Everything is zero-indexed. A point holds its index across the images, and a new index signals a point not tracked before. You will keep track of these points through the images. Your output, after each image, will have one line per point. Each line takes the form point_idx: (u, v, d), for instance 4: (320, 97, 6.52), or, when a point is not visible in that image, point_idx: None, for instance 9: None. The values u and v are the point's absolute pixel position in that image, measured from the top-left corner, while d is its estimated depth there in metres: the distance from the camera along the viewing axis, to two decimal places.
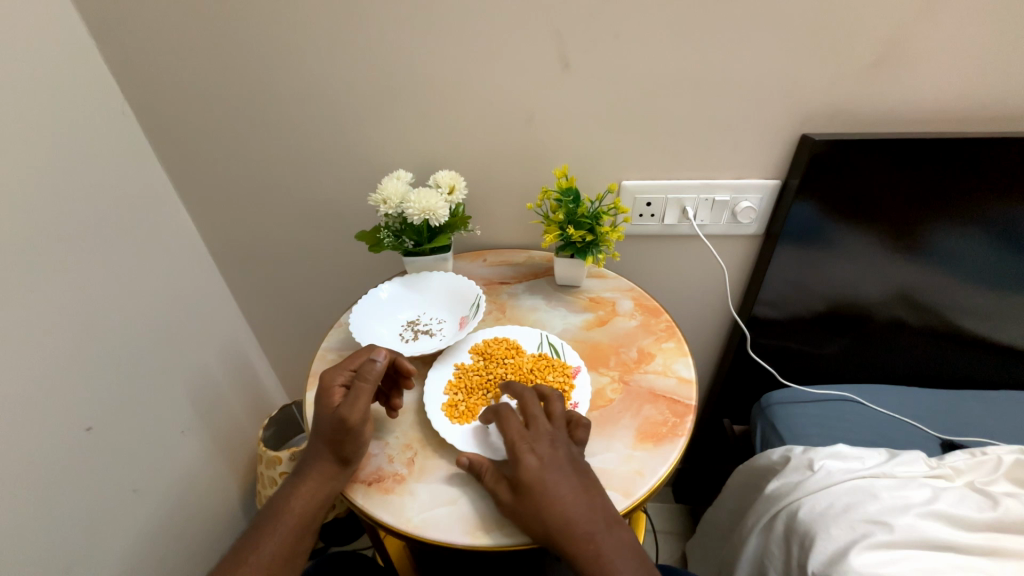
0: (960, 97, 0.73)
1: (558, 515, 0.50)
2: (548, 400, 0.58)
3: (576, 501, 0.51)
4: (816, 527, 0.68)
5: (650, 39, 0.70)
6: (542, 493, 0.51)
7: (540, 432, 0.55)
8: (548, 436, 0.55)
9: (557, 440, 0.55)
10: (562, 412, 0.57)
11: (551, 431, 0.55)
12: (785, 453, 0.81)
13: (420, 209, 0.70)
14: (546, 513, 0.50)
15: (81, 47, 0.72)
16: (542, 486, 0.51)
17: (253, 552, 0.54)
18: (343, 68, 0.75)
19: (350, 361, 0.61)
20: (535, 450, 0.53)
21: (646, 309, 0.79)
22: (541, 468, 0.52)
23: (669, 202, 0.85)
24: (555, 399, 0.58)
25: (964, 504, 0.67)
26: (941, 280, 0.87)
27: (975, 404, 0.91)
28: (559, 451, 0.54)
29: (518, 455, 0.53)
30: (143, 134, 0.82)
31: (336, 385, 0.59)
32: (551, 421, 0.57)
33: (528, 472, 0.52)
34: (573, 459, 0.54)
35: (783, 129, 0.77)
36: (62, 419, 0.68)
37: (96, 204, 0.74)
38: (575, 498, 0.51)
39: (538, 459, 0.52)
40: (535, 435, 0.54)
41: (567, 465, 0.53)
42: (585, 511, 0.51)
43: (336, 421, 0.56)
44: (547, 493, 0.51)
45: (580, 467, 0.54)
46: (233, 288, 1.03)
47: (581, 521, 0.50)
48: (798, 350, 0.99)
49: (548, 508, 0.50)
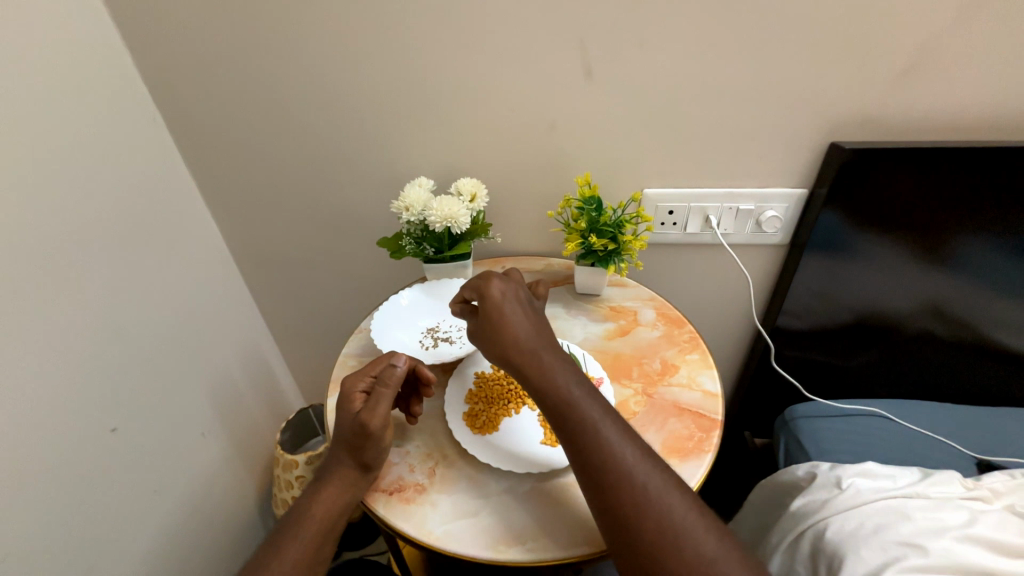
0: (999, 105, 0.70)
1: (517, 345, 0.55)
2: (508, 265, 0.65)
3: (532, 334, 0.56)
4: (845, 548, 0.66)
5: (674, 47, 0.69)
6: (503, 325, 0.56)
7: (500, 279, 0.60)
8: (508, 282, 0.60)
9: (516, 287, 0.60)
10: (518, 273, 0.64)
11: (511, 280, 0.61)
12: (811, 470, 0.79)
13: (442, 216, 0.70)
14: (506, 340, 0.56)
15: (118, 59, 0.75)
16: (502, 318, 0.56)
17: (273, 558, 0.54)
18: (367, 76, 0.76)
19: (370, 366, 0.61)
20: (497, 288, 0.59)
21: (668, 320, 0.77)
22: (502, 302, 0.58)
23: (692, 211, 0.83)
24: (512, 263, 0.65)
25: (1005, 528, 0.64)
26: (976, 292, 0.84)
27: (1013, 422, 0.87)
28: (516, 294, 0.59)
29: (482, 293, 0.59)
30: (172, 141, 0.85)
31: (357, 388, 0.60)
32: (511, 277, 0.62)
33: (490, 306, 0.57)
34: (527, 302, 0.60)
35: (810, 137, 0.75)
36: (88, 418, 0.69)
37: (126, 209, 0.76)
38: (531, 331, 0.56)
39: (499, 296, 0.58)
40: (497, 279, 0.60)
41: (524, 307, 0.59)
42: (541, 344, 0.56)
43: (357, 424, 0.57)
44: (506, 323, 0.56)
45: (534, 310, 0.59)
46: (254, 292, 1.05)
47: (537, 352, 0.55)
48: (824, 363, 0.97)
49: (509, 338, 0.55)
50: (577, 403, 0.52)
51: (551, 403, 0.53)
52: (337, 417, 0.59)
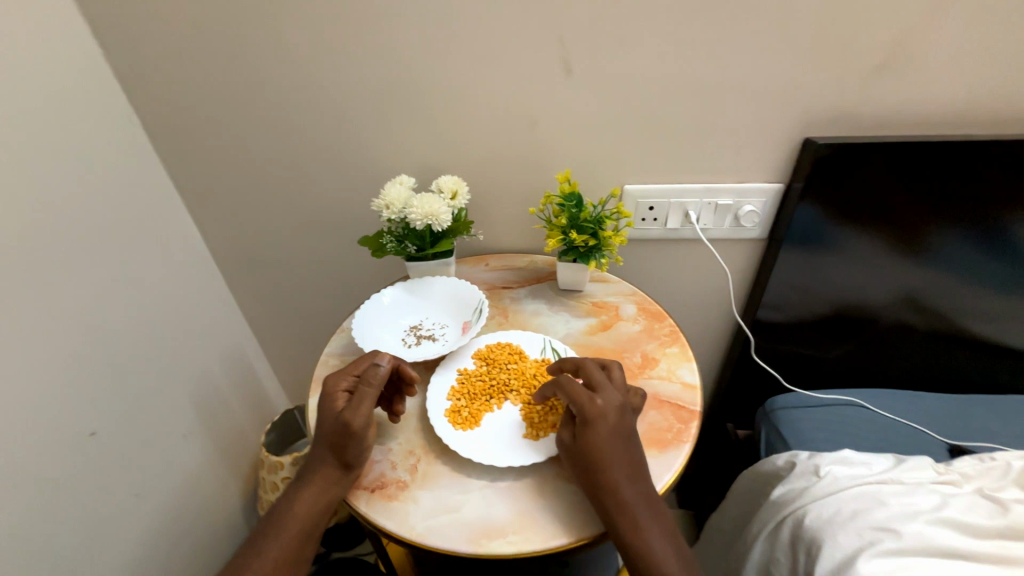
0: (965, 100, 0.72)
1: (613, 475, 0.51)
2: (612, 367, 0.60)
3: (631, 466, 0.53)
4: (823, 534, 0.68)
5: (652, 43, 0.70)
6: (605, 452, 0.52)
7: (608, 395, 0.56)
8: (615, 400, 0.56)
9: (622, 407, 0.56)
10: (622, 380, 0.59)
11: (618, 397, 0.56)
12: (791, 458, 0.80)
13: (423, 214, 0.70)
14: (605, 466, 0.52)
15: (89, 55, 0.73)
16: (605, 444, 0.52)
17: (254, 558, 0.53)
18: (347, 74, 0.75)
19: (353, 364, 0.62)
20: (604, 409, 0.54)
21: (649, 314, 0.78)
22: (610, 429, 0.53)
23: (672, 206, 0.84)
24: (616, 367, 0.60)
25: (974, 510, 0.67)
26: (948, 283, 0.86)
27: (982, 408, 0.90)
28: (623, 418, 0.55)
29: (591, 413, 0.54)
30: (148, 140, 0.83)
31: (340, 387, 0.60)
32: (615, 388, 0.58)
33: (597, 430, 0.53)
34: (631, 427, 0.55)
35: (785, 132, 0.77)
36: (64, 422, 0.68)
37: (100, 209, 0.75)
38: (631, 463, 0.53)
39: (605, 420, 0.53)
40: (604, 398, 0.55)
41: (627, 431, 0.54)
42: (637, 479, 0.52)
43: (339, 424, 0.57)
44: (607, 448, 0.52)
45: (635, 436, 0.55)
46: (235, 294, 1.04)
47: (633, 485, 0.52)
48: (803, 355, 0.99)
49: (608, 469, 0.52)
50: (656, 553, 0.50)
51: (630, 545, 0.50)
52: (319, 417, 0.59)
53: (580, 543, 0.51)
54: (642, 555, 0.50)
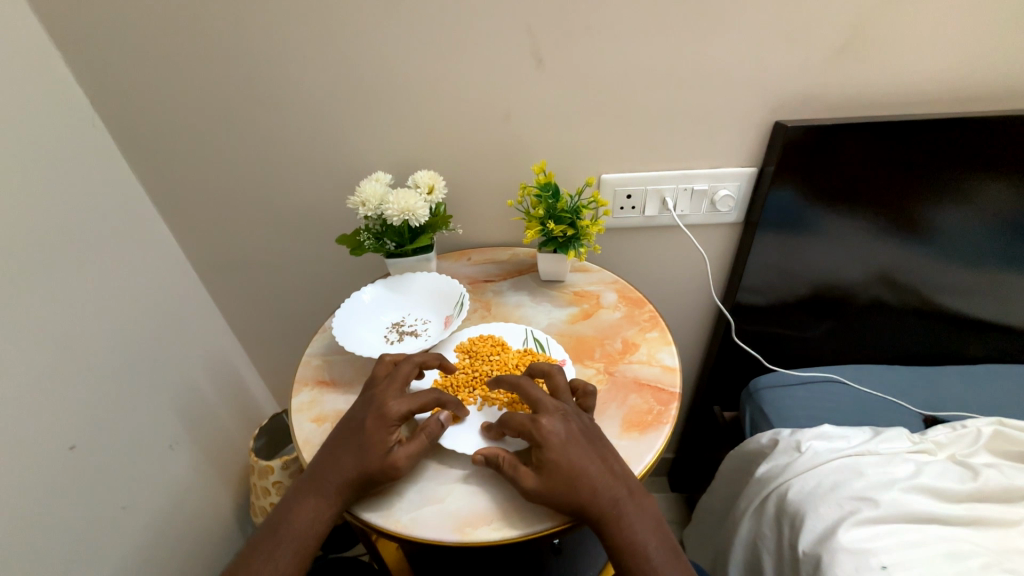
0: (927, 80, 0.74)
1: (586, 480, 0.51)
2: (549, 375, 0.60)
3: (599, 467, 0.53)
4: (806, 507, 0.70)
5: (620, 32, 0.70)
6: (568, 461, 0.52)
7: (551, 410, 0.56)
8: (559, 412, 0.56)
9: (569, 414, 0.56)
10: (566, 385, 0.60)
11: (561, 407, 0.57)
12: (773, 436, 0.82)
13: (399, 210, 0.70)
14: (576, 479, 0.51)
15: (46, 57, 0.71)
16: (567, 455, 0.52)
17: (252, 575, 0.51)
18: (316, 71, 0.74)
19: (380, 368, 0.62)
20: (552, 426, 0.54)
21: (629, 301, 0.79)
22: (564, 440, 0.53)
23: (649, 193, 0.85)
24: (556, 373, 0.61)
25: (947, 476, 0.69)
26: (920, 260, 0.88)
27: (953, 378, 0.93)
28: (572, 424, 0.55)
29: (538, 434, 0.53)
30: (112, 142, 0.80)
31: (369, 392, 0.60)
32: (558, 397, 0.59)
33: (552, 447, 0.52)
34: (585, 429, 0.55)
35: (755, 117, 0.78)
36: (43, 436, 0.66)
37: (68, 217, 0.73)
38: (599, 464, 0.53)
39: (557, 432, 0.53)
40: (548, 414, 0.55)
41: (583, 434, 0.55)
42: (611, 477, 0.53)
43: (368, 427, 0.56)
44: (570, 458, 0.52)
45: (592, 434, 0.56)
46: (216, 300, 1.02)
47: (608, 485, 0.52)
48: (783, 335, 1.01)
49: (577, 474, 0.51)
50: (644, 545, 0.52)
51: (616, 542, 0.52)
52: (360, 439, 0.55)
53: (563, 527, 0.52)
54: (631, 550, 0.51)
